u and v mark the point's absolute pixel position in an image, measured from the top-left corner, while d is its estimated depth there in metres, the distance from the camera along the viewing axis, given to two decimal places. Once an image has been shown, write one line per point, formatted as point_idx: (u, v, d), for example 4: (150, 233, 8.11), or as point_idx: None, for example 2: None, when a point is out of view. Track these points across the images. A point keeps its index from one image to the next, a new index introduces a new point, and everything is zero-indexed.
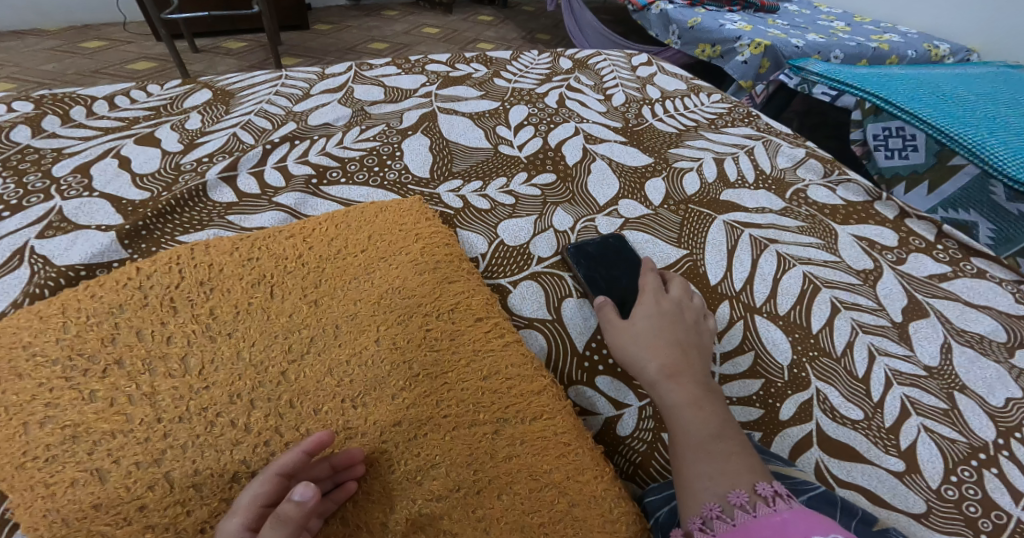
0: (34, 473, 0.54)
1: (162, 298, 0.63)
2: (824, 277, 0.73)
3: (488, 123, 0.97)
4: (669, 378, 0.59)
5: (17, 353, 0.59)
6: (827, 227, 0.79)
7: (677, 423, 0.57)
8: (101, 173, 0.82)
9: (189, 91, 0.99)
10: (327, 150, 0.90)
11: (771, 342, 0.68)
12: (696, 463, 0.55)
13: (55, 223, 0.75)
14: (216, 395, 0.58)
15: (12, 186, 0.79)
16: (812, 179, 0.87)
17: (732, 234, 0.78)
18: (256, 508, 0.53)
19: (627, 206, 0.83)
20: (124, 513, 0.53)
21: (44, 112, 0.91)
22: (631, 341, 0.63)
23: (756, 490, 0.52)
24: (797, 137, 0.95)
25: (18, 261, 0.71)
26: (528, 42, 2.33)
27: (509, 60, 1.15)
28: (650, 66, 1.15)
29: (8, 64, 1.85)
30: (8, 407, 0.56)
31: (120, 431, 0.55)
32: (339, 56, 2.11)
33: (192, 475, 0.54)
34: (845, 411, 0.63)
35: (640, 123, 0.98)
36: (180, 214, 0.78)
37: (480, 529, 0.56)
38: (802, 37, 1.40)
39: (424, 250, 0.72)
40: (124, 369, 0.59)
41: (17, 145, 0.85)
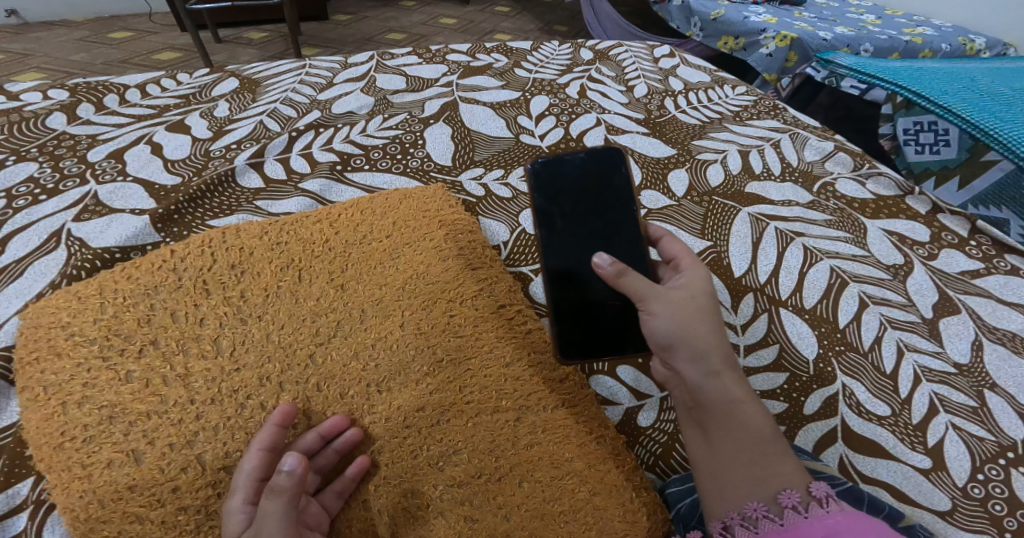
0: (72, 454, 0.55)
1: (196, 281, 0.64)
2: (852, 272, 0.72)
3: (509, 112, 0.97)
4: (713, 365, 0.56)
5: (56, 333, 0.60)
6: (856, 221, 0.78)
7: (734, 418, 0.54)
8: (134, 158, 0.83)
9: (217, 79, 1.00)
10: (351, 137, 0.91)
11: (797, 336, 0.67)
12: (741, 462, 0.53)
13: (90, 207, 0.76)
14: (246, 378, 0.59)
15: (49, 170, 0.80)
16: (841, 172, 0.86)
17: (757, 226, 0.78)
18: (253, 483, 0.53)
19: (649, 197, 0.82)
20: (159, 495, 0.54)
21: (78, 100, 0.92)
22: (672, 314, 0.57)
23: (809, 490, 0.51)
24: (825, 130, 0.94)
25: (55, 243, 0.72)
26: (545, 34, 2.32)
27: (529, 51, 1.14)
28: (673, 57, 1.14)
29: (37, 55, 1.88)
30: (48, 386, 0.58)
31: (155, 412, 0.56)
32: (359, 47, 2.12)
33: (224, 457, 0.55)
34: (871, 407, 0.62)
35: (663, 115, 0.97)
36: (210, 200, 0.79)
37: (501, 516, 0.56)
38: (829, 29, 1.38)
39: (448, 236, 0.72)
40: (159, 350, 0.60)
41: (53, 132, 0.86)
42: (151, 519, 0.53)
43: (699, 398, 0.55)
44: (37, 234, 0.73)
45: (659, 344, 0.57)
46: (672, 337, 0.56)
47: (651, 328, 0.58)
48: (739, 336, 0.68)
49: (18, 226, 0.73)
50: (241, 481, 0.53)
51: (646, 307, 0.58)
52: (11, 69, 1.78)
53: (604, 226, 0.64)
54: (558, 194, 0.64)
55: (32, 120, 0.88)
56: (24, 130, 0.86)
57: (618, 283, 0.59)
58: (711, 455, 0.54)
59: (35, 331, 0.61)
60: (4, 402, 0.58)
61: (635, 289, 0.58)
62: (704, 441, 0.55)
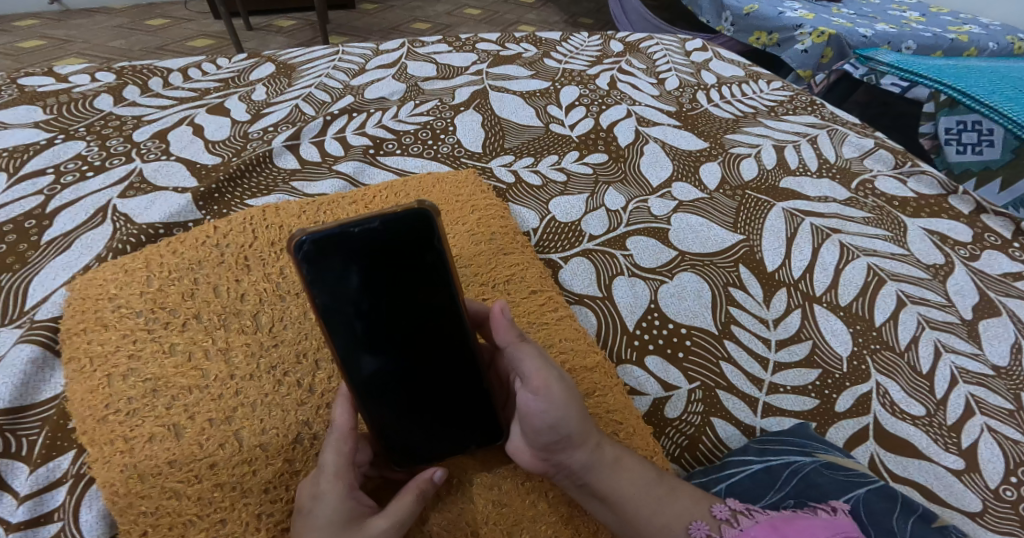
0: (115, 428, 0.55)
1: (237, 256, 0.66)
2: (891, 270, 0.72)
3: (539, 102, 0.97)
4: (593, 438, 0.55)
5: (103, 305, 0.62)
6: (896, 219, 0.77)
7: (620, 481, 0.54)
8: (177, 139, 0.85)
9: (254, 64, 1.01)
10: (383, 123, 0.91)
11: (830, 333, 0.67)
12: (642, 519, 0.53)
13: (135, 185, 0.78)
14: (283, 353, 0.60)
15: (96, 149, 0.82)
16: (882, 170, 0.85)
17: (792, 221, 0.77)
18: (349, 467, 0.54)
19: (680, 189, 0.82)
20: (196, 470, 0.54)
21: (125, 82, 0.94)
22: (564, 397, 0.55)
23: (712, 514, 0.53)
24: (865, 127, 0.92)
25: (102, 219, 0.73)
26: (569, 27, 2.29)
27: (559, 41, 1.13)
28: (705, 51, 1.11)
29: (78, 41, 1.91)
30: (95, 357, 0.59)
31: (197, 386, 0.57)
32: (385, 36, 2.12)
33: (259, 435, 0.56)
34: (905, 407, 0.62)
35: (695, 108, 0.96)
36: (249, 180, 0.80)
37: (529, 500, 0.57)
38: (870, 26, 1.35)
39: (480, 221, 0.74)
40: (202, 323, 0.61)
41: (100, 113, 0.88)
42: (187, 495, 0.53)
43: (592, 473, 0.54)
44: (83, 209, 0.74)
45: (554, 433, 0.54)
46: (566, 423, 0.54)
47: (541, 414, 0.54)
48: (770, 330, 0.68)
49: (65, 201, 0.75)
50: (332, 463, 0.53)
51: (541, 390, 0.54)
52: (52, 54, 1.82)
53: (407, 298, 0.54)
54: (340, 275, 0.52)
55: (81, 101, 0.90)
56: (72, 111, 0.88)
57: (518, 348, 0.56)
58: (616, 519, 0.54)
59: (83, 303, 0.62)
60: (49, 373, 0.60)
61: (534, 365, 0.55)
62: (603, 506, 0.54)
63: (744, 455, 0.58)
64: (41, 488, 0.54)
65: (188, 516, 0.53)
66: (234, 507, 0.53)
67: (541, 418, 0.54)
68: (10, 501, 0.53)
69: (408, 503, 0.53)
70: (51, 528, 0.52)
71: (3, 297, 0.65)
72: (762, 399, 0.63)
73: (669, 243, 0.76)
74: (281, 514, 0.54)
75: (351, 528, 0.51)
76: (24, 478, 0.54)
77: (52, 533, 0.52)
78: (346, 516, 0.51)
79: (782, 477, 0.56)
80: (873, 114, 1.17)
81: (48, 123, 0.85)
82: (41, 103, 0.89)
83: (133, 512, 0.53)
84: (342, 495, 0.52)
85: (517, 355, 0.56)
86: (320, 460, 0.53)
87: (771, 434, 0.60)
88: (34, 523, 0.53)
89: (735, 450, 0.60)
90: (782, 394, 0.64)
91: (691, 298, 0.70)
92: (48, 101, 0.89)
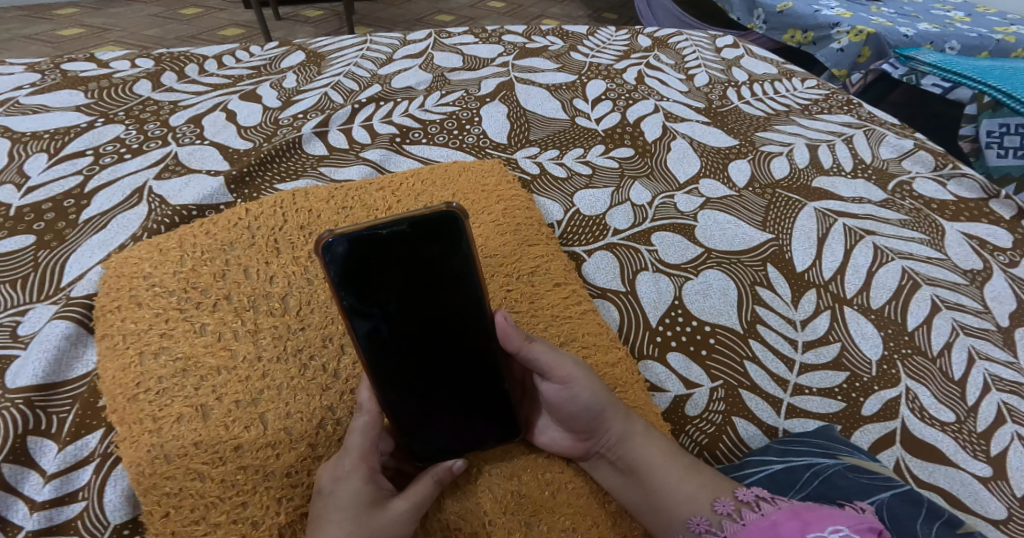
0: (144, 407, 0.56)
1: (268, 239, 0.67)
2: (926, 274, 0.70)
3: (564, 95, 0.96)
4: (620, 411, 0.58)
5: (137, 284, 0.63)
6: (934, 222, 0.76)
7: (646, 451, 0.56)
8: (211, 124, 0.85)
9: (285, 52, 1.01)
10: (409, 112, 0.91)
11: (860, 336, 0.66)
12: (674, 491, 0.55)
13: (170, 167, 0.78)
14: (310, 337, 0.60)
15: (134, 132, 0.83)
16: (920, 172, 0.83)
17: (824, 222, 0.76)
18: (372, 450, 0.54)
19: (708, 186, 0.81)
20: (221, 452, 0.54)
21: (163, 68, 0.95)
22: (586, 379, 0.58)
23: (735, 496, 0.54)
24: (905, 128, 0.90)
25: (137, 200, 0.74)
26: (594, 21, 2.26)
27: (585, 35, 1.12)
28: (736, 48, 1.09)
29: (115, 29, 1.94)
30: (128, 335, 0.60)
31: (224, 367, 0.58)
32: (410, 28, 2.12)
33: (284, 418, 0.56)
34: (935, 412, 0.61)
35: (725, 105, 0.94)
36: (279, 164, 0.80)
37: (548, 490, 0.57)
38: (912, 25, 1.32)
39: (506, 211, 0.73)
40: (232, 305, 0.61)
41: (139, 98, 0.89)
42: (210, 477, 0.54)
43: (627, 445, 0.57)
44: (120, 190, 0.75)
45: (587, 413, 0.57)
46: (596, 402, 0.57)
47: (572, 399, 0.57)
48: (798, 331, 0.67)
49: (103, 182, 0.76)
50: (358, 446, 0.54)
51: (566, 380, 0.57)
52: (91, 42, 1.85)
53: (436, 294, 0.55)
54: (365, 272, 0.53)
55: (120, 86, 0.91)
56: (112, 96, 0.89)
57: (531, 349, 0.57)
58: (651, 493, 0.55)
59: (118, 282, 0.63)
60: (83, 350, 0.60)
61: (552, 358, 0.57)
62: (636, 483, 0.56)
63: (765, 455, 0.58)
64: (67, 467, 0.55)
65: (210, 498, 0.53)
66: (256, 491, 0.54)
67: (572, 403, 0.57)
68: (36, 479, 0.54)
69: (425, 488, 0.54)
70: (74, 507, 0.53)
71: (40, 275, 0.66)
72: (786, 400, 0.62)
73: (695, 239, 0.75)
74: (300, 499, 0.54)
75: (371, 511, 0.51)
76: (52, 456, 0.55)
77: (75, 512, 0.53)
78: (366, 498, 0.52)
79: (802, 477, 0.55)
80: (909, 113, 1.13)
81: (89, 107, 0.87)
82: (83, 87, 0.90)
83: (156, 492, 0.53)
84: (365, 479, 0.53)
85: (532, 354, 0.57)
86: (345, 442, 0.54)
87: (793, 436, 0.59)
88: (59, 502, 0.53)
89: (755, 450, 0.59)
90: (807, 396, 0.63)
91: (717, 296, 0.69)
92: (89, 85, 0.90)
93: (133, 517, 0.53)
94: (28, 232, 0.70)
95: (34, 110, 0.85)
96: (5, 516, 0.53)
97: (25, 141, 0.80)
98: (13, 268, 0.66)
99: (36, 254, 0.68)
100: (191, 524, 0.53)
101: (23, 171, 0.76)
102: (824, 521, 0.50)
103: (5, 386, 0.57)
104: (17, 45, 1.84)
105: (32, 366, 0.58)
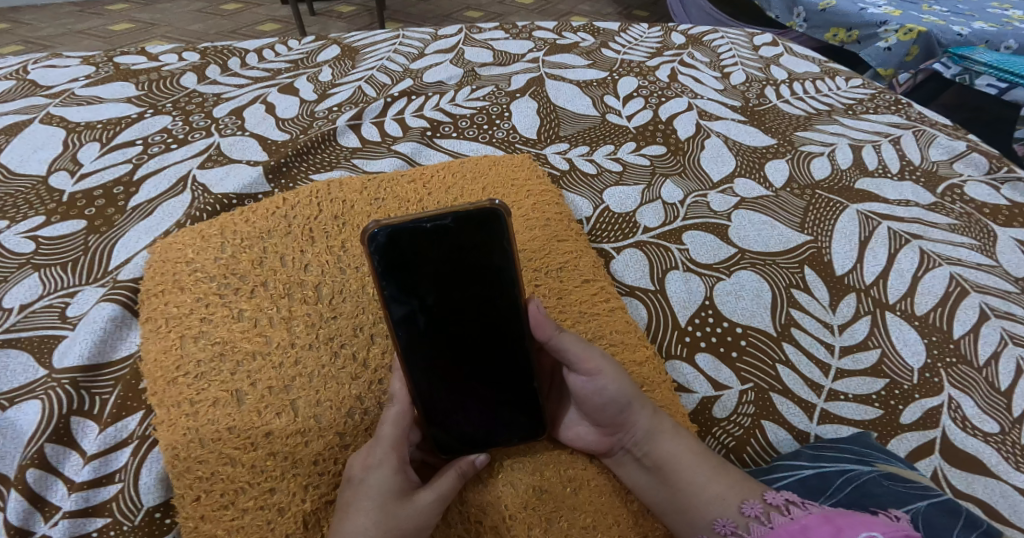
0: (182, 391, 0.56)
1: (303, 227, 0.67)
2: (975, 281, 0.68)
3: (595, 92, 0.95)
4: (648, 405, 0.57)
5: (180, 269, 0.64)
6: (984, 227, 0.73)
7: (672, 448, 0.56)
8: (251, 115, 0.86)
9: (321, 47, 1.02)
10: (440, 106, 0.91)
11: (902, 342, 0.64)
12: (700, 490, 0.54)
13: (213, 157, 0.79)
14: (342, 326, 0.61)
15: (180, 122, 0.84)
16: (972, 175, 0.80)
17: (867, 224, 0.74)
18: (402, 440, 0.54)
19: (743, 185, 0.79)
20: (252, 438, 0.54)
21: (208, 62, 0.96)
22: (615, 371, 0.57)
23: (764, 499, 0.52)
24: (956, 129, 0.87)
25: (182, 187, 0.75)
26: (624, 18, 2.23)
27: (617, 32, 1.11)
28: (775, 46, 1.06)
29: (160, 24, 1.99)
30: (170, 318, 0.61)
31: (259, 352, 0.58)
32: (438, 24, 2.12)
33: (314, 406, 0.56)
34: (978, 422, 0.59)
35: (763, 104, 0.92)
36: (314, 155, 0.81)
37: (570, 487, 0.56)
38: (966, 23, 1.27)
39: (535, 206, 0.73)
40: (268, 291, 0.62)
41: (185, 90, 0.90)
42: (242, 463, 0.54)
43: (655, 439, 0.56)
44: (166, 178, 0.76)
45: (615, 406, 0.56)
46: (625, 395, 0.57)
47: (600, 391, 0.57)
48: (835, 336, 0.65)
49: (151, 170, 0.77)
50: (391, 435, 0.54)
51: (594, 372, 0.57)
52: (137, 38, 1.90)
53: (473, 287, 0.55)
54: (406, 264, 0.54)
55: (167, 78, 0.92)
56: (160, 88, 0.90)
57: (563, 336, 0.57)
58: (677, 492, 0.55)
59: (162, 267, 0.64)
60: (127, 332, 0.61)
61: (583, 348, 0.57)
62: (662, 481, 0.55)
63: (795, 459, 0.56)
64: (107, 448, 0.55)
65: (240, 483, 0.53)
66: (284, 477, 0.54)
67: (600, 395, 0.57)
68: (77, 460, 0.55)
69: (450, 481, 0.53)
70: (110, 489, 0.54)
71: (89, 258, 0.67)
72: (820, 405, 0.61)
73: (729, 240, 0.73)
74: (327, 487, 0.54)
75: (399, 502, 0.51)
76: (93, 437, 0.56)
77: (111, 494, 0.53)
78: (395, 488, 0.52)
79: (835, 483, 0.54)
80: (964, 115, 1.15)
81: (140, 98, 0.88)
82: (134, 80, 0.92)
83: (189, 476, 0.53)
84: (395, 469, 0.53)
85: (564, 341, 0.57)
86: (377, 430, 0.54)
87: (826, 441, 0.58)
88: (96, 484, 0.54)
89: (785, 455, 0.57)
90: (843, 402, 0.61)
91: (750, 297, 0.68)
92: (140, 78, 0.92)
93: (166, 500, 0.54)
94: (80, 217, 0.71)
95: (88, 101, 0.87)
96: (44, 496, 0.53)
97: (78, 130, 0.82)
98: (64, 251, 0.68)
99: (87, 238, 0.69)
100: (221, 508, 0.53)
101: (77, 159, 0.78)
102: (857, 526, 0.48)
103: (53, 366, 0.59)
104: (70, 40, 1.90)
105: (78, 346, 0.59)
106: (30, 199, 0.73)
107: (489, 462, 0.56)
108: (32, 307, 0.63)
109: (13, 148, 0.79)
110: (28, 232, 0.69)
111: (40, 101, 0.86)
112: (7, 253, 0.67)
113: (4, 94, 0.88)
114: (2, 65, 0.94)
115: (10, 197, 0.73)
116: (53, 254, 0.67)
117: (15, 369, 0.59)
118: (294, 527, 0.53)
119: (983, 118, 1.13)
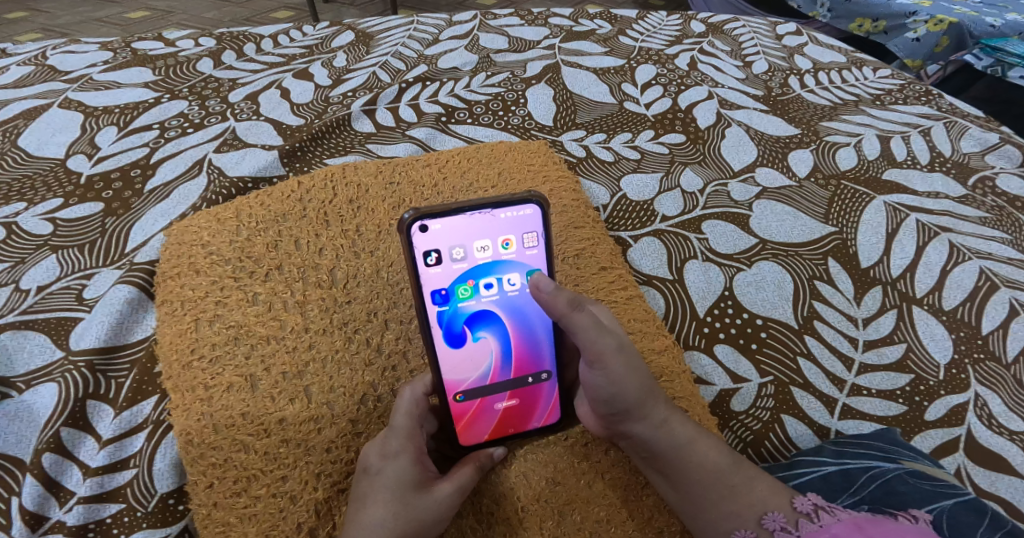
0: (197, 375, 0.56)
1: (318, 212, 0.67)
2: (1006, 276, 0.66)
3: (613, 79, 0.93)
4: (659, 414, 0.53)
5: (196, 252, 0.63)
6: (1015, 222, 0.71)
7: (692, 460, 0.52)
8: (267, 100, 0.85)
9: (336, 32, 1.01)
10: (455, 92, 0.89)
11: (929, 338, 0.62)
12: (712, 503, 0.51)
13: (229, 141, 0.79)
14: (356, 311, 0.60)
15: (196, 107, 0.84)
16: (1004, 167, 0.78)
17: (895, 216, 0.72)
18: (417, 432, 0.53)
19: (765, 174, 0.77)
20: (266, 424, 0.54)
21: (224, 47, 0.96)
22: (623, 368, 0.52)
23: (792, 507, 0.49)
24: (988, 121, 0.85)
25: (197, 171, 0.74)
26: (640, 6, 2.19)
27: (636, 19, 1.08)
28: (799, 35, 1.03)
29: (177, 11, 1.98)
30: (185, 301, 0.60)
31: (274, 337, 0.58)
32: (450, 10, 2.09)
33: (328, 393, 0.56)
34: (1005, 421, 0.58)
35: (786, 93, 0.90)
36: (329, 140, 0.80)
37: (583, 481, 0.55)
38: (999, 15, 1.23)
39: (552, 193, 0.72)
40: (282, 276, 0.62)
41: (201, 75, 0.90)
42: (255, 450, 0.53)
43: (655, 449, 0.52)
44: (181, 162, 0.75)
45: (611, 405, 0.52)
46: (624, 396, 0.52)
47: (601, 386, 0.53)
48: (859, 330, 0.63)
49: (167, 154, 0.77)
50: (405, 425, 0.52)
51: (597, 362, 0.52)
52: (156, 25, 1.90)
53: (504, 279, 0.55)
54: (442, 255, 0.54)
55: (183, 64, 0.91)
56: (177, 73, 0.90)
57: (571, 318, 0.52)
58: (689, 500, 0.51)
59: (177, 251, 0.64)
60: (142, 315, 0.61)
61: (588, 339, 0.52)
62: (674, 486, 0.52)
63: (818, 455, 0.55)
64: (122, 433, 0.55)
65: (253, 470, 0.53)
66: (297, 465, 0.53)
67: (598, 390, 0.53)
68: (91, 445, 0.54)
69: (466, 472, 0.52)
70: (124, 474, 0.53)
71: (106, 240, 0.67)
72: (842, 401, 0.59)
73: (750, 230, 0.72)
74: (338, 475, 0.53)
75: (418, 493, 0.50)
76: (108, 421, 0.55)
77: (125, 480, 0.53)
78: (411, 480, 0.51)
79: (859, 480, 0.52)
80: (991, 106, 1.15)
81: (157, 83, 0.88)
82: (151, 65, 0.91)
83: (203, 463, 0.53)
84: (412, 459, 0.51)
85: (570, 323, 0.52)
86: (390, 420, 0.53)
87: (849, 438, 0.56)
88: (111, 469, 0.53)
89: (807, 450, 0.56)
90: (865, 397, 0.60)
91: (771, 289, 0.66)
92: (157, 63, 0.92)
93: (179, 486, 0.53)
94: (97, 200, 0.71)
95: (105, 86, 0.86)
96: (58, 481, 0.53)
97: (96, 115, 0.81)
98: (81, 233, 0.68)
99: (104, 220, 0.69)
100: (234, 496, 0.52)
101: (95, 143, 0.78)
102: None
103: (69, 348, 0.59)
104: (88, 28, 1.90)
105: (95, 330, 0.59)
106: (47, 182, 0.73)
107: (504, 454, 0.56)
108: (50, 288, 0.63)
109: (32, 132, 0.79)
110: (46, 215, 0.69)
111: (59, 85, 0.86)
112: (25, 235, 0.67)
113: (23, 78, 0.88)
114: (22, 49, 0.94)
115: (29, 179, 0.73)
116: (71, 236, 0.67)
117: (32, 351, 0.59)
118: (305, 516, 0.52)
119: (1015, 110, 1.11)
